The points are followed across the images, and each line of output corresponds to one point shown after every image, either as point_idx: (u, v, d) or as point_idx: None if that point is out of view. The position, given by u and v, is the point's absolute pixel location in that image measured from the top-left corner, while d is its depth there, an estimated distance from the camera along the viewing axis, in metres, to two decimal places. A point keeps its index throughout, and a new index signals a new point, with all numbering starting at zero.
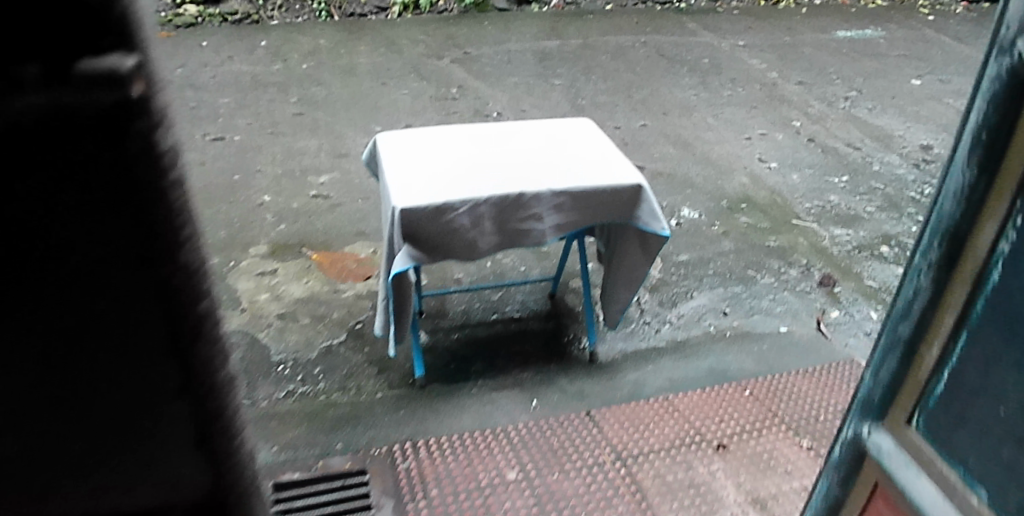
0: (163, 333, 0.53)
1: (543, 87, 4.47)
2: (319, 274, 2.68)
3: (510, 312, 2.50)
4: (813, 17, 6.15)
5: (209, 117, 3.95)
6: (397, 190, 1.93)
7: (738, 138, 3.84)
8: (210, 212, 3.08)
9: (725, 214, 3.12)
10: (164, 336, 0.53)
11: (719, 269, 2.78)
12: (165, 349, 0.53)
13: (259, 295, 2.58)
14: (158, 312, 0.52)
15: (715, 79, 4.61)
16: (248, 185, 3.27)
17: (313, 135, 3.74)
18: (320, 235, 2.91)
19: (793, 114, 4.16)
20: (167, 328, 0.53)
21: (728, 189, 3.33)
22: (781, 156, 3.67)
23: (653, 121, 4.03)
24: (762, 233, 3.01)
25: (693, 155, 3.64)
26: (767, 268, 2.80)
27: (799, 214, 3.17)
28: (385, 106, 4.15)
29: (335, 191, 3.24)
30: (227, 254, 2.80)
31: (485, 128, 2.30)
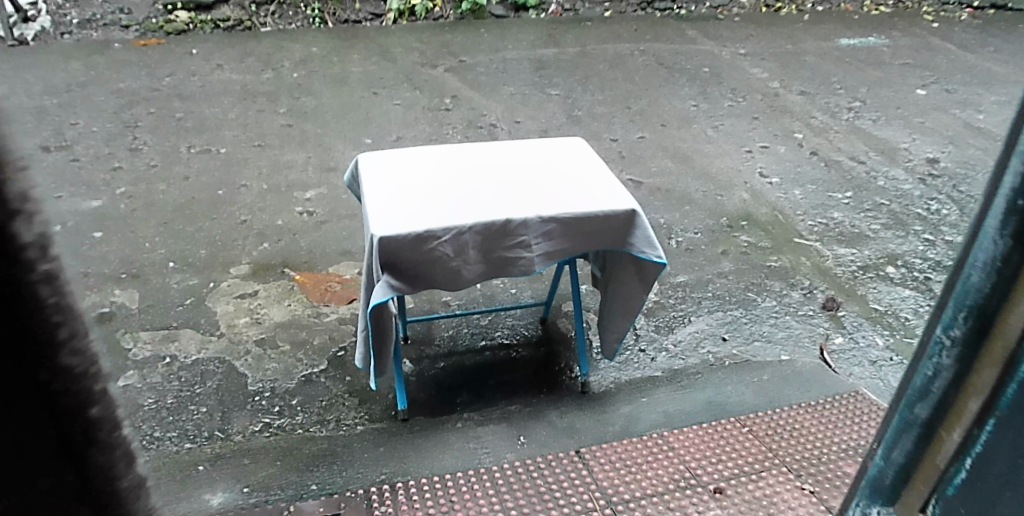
0: (52, 417, 0.53)
1: (539, 97, 4.37)
2: (301, 297, 2.58)
3: (499, 338, 2.39)
4: (816, 25, 6.04)
5: (196, 129, 3.86)
6: (376, 217, 1.83)
7: (739, 151, 3.74)
8: (192, 230, 2.98)
9: (724, 232, 3.01)
10: (54, 422, 0.53)
11: (718, 291, 2.66)
12: (59, 436, 0.54)
13: (238, 320, 2.47)
14: (42, 396, 0.52)
15: (716, 89, 4.51)
16: (232, 202, 3.18)
17: (302, 149, 3.64)
18: (304, 255, 2.81)
19: (795, 126, 4.06)
20: (54, 413, 0.53)
21: (728, 206, 3.22)
22: (782, 170, 3.56)
23: (651, 133, 3.92)
24: (763, 253, 2.90)
25: (692, 169, 3.54)
26: (767, 290, 2.69)
27: (801, 232, 3.06)
28: (377, 117, 4.04)
29: (322, 208, 3.14)
30: (207, 276, 2.70)
31: (473, 149, 2.19)
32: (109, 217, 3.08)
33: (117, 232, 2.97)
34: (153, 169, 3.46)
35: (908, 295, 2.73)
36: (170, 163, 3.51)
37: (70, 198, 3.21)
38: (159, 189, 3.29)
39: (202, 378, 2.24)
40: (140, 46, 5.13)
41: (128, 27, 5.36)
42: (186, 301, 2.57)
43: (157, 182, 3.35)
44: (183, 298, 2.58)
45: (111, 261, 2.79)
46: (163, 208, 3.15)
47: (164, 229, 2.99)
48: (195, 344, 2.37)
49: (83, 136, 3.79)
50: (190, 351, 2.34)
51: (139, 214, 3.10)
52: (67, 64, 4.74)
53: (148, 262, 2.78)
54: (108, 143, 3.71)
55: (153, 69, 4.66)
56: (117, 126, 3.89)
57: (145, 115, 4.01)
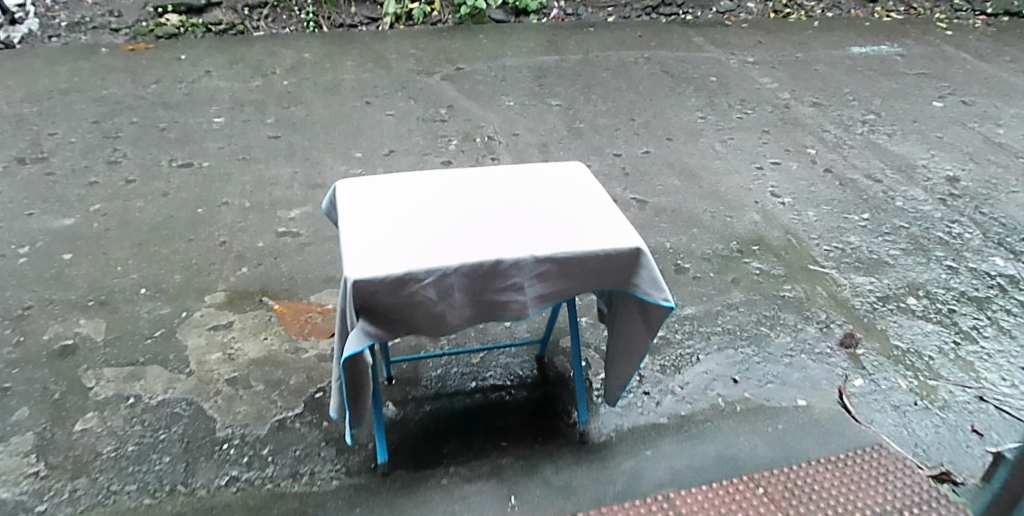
0: None
1: (538, 108, 4.18)
2: (279, 330, 2.39)
3: (491, 378, 2.20)
4: (826, 32, 5.83)
5: (179, 140, 3.67)
6: (350, 257, 1.64)
7: (749, 167, 3.54)
8: (166, 252, 2.80)
9: (735, 258, 2.82)
10: None
11: (728, 325, 2.48)
12: None
13: (210, 355, 2.29)
14: None
15: (724, 99, 4.30)
16: (212, 221, 3.00)
17: (288, 163, 3.47)
18: (284, 282, 2.63)
19: (808, 140, 3.85)
20: None
21: (737, 228, 3.03)
22: (795, 189, 3.36)
23: (656, 147, 3.73)
24: (775, 281, 2.70)
25: (699, 188, 3.34)
26: (781, 324, 2.50)
27: (816, 258, 2.87)
28: (368, 129, 3.86)
29: (306, 229, 2.95)
30: (180, 304, 2.52)
31: (461, 175, 2.00)
32: (81, 236, 2.90)
33: (88, 254, 2.79)
34: (131, 184, 3.27)
35: (931, 330, 2.55)
36: (149, 178, 3.32)
37: (41, 216, 3.03)
38: (135, 206, 3.10)
39: (167, 422, 2.06)
40: (127, 51, 4.94)
41: (117, 31, 5.17)
42: (155, 333, 2.39)
43: (134, 198, 3.16)
44: (153, 330, 2.41)
45: (79, 287, 2.61)
46: (138, 227, 2.97)
47: (137, 251, 2.81)
48: (161, 383, 2.19)
49: (61, 146, 3.60)
50: (156, 391, 2.17)
51: (113, 234, 2.91)
52: (50, 69, 4.55)
53: (118, 288, 2.60)
54: (86, 154, 3.53)
55: (139, 75, 4.48)
56: (97, 136, 3.70)
57: (127, 125, 3.83)
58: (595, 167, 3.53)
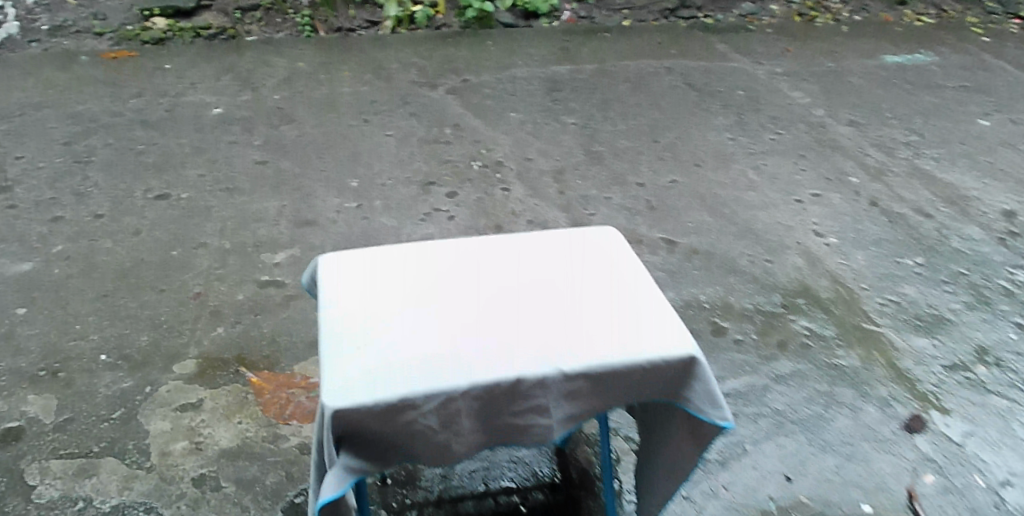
0: None
1: (551, 127, 3.81)
2: (257, 411, 2.07)
3: (502, 478, 1.87)
4: (856, 38, 5.45)
5: (156, 165, 3.32)
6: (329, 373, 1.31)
7: (786, 200, 3.16)
8: (134, 307, 2.46)
9: (778, 316, 2.45)
10: None
11: (777, 405, 2.13)
12: None
13: (174, 445, 1.97)
14: None
15: (753, 116, 3.92)
16: (187, 266, 2.65)
17: (275, 195, 3.12)
18: (265, 346, 2.30)
19: (849, 168, 3.47)
20: None
21: (778, 276, 2.66)
22: (840, 227, 2.98)
23: (682, 175, 3.37)
24: (827, 346, 2.33)
25: (734, 224, 2.98)
26: (836, 402, 2.14)
27: (869, 314, 2.49)
28: (365, 153, 3.49)
29: (292, 277, 2.62)
30: (145, 376, 2.19)
31: (470, 246, 1.66)
32: (39, 285, 2.56)
33: (46, 308, 2.45)
34: (101, 219, 2.93)
35: (1005, 407, 2.15)
36: (121, 212, 2.97)
37: None
38: (103, 247, 2.76)
39: None
40: (110, 58, 4.58)
41: (101, 35, 4.83)
42: (114, 414, 2.07)
43: (103, 237, 2.82)
44: (112, 409, 2.08)
45: (32, 351, 2.28)
46: (104, 273, 2.62)
47: (101, 305, 2.46)
48: (117, 483, 1.88)
49: (27, 173, 3.25)
50: (109, 493, 1.85)
51: (75, 282, 2.57)
52: (25, 82, 4.20)
53: (75, 353, 2.27)
54: (54, 182, 3.18)
55: (119, 89, 4.13)
56: (67, 160, 3.36)
57: (101, 147, 3.48)
58: (616, 200, 3.19)
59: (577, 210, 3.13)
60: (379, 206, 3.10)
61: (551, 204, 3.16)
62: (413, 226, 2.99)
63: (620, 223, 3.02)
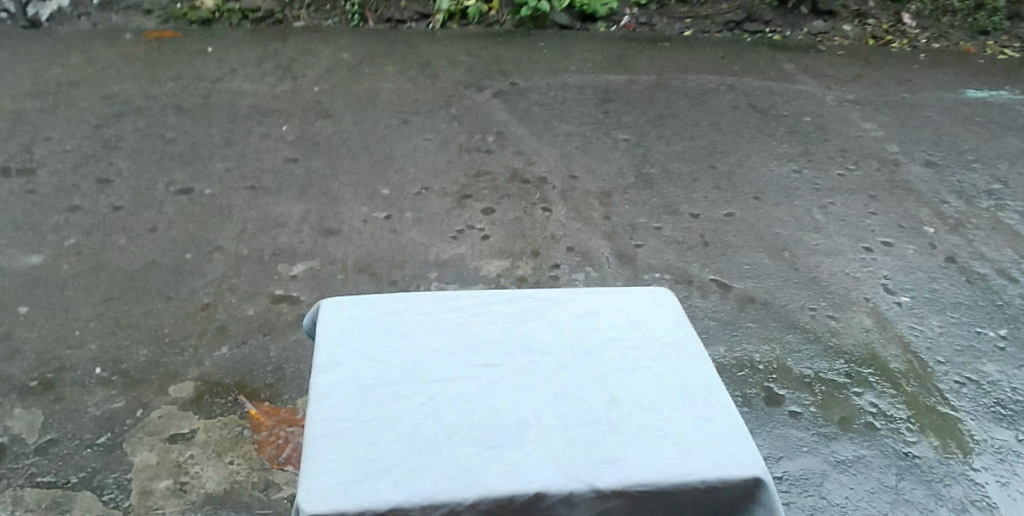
0: None
1: (602, 142, 3.52)
2: (251, 451, 1.90)
3: None
4: (934, 66, 5.06)
5: (183, 155, 3.01)
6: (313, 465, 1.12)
7: (855, 247, 2.90)
8: (136, 315, 2.26)
9: (843, 389, 2.27)
10: None
11: (843, 501, 1.97)
12: None
13: (158, 484, 1.80)
14: None
15: (821, 147, 3.60)
16: (198, 272, 2.45)
17: (301, 198, 2.87)
18: (269, 373, 2.11)
19: (925, 216, 3.15)
20: None
21: (844, 338, 2.46)
22: (913, 284, 2.74)
23: (741, 209, 3.09)
24: (896, 430, 2.17)
25: (795, 272, 2.73)
26: (903, 502, 1.98)
27: (945, 395, 2.30)
28: (399, 157, 3.24)
29: (309, 294, 2.42)
30: (138, 396, 2.01)
31: (499, 305, 1.44)
32: (43, 283, 2.35)
33: (45, 307, 2.26)
34: (118, 212, 2.67)
35: None
36: (141, 205, 2.72)
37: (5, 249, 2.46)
38: (115, 244, 2.53)
39: None
40: (153, 37, 4.43)
41: (150, 12, 4.67)
42: (99, 440, 1.89)
43: (117, 232, 2.58)
44: (98, 434, 1.90)
45: (26, 356, 2.10)
46: (112, 275, 2.40)
47: (104, 310, 2.26)
48: None
49: (52, 156, 2.96)
50: None
51: (80, 282, 2.36)
52: (65, 56, 4.07)
53: (69, 364, 2.08)
54: (77, 166, 2.90)
55: (158, 70, 3.97)
56: (94, 144, 3.05)
57: (130, 133, 3.15)
58: (666, 232, 2.93)
59: (622, 239, 2.87)
60: (409, 218, 2.86)
61: (594, 230, 2.91)
62: (442, 244, 2.74)
63: (669, 260, 2.77)
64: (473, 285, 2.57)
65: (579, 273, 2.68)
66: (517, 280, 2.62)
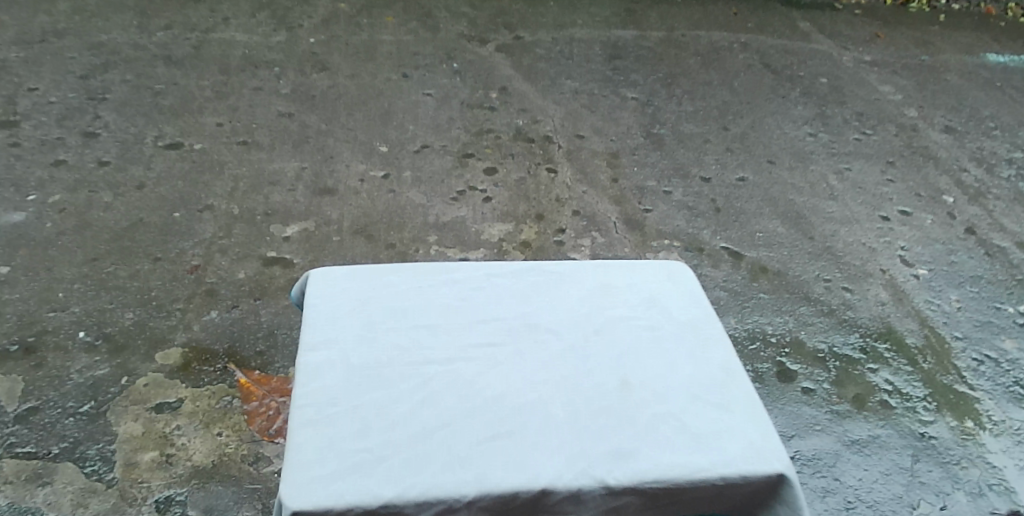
0: None
1: (610, 100, 3.38)
2: (240, 422, 1.82)
3: None
4: (954, 27, 4.88)
5: (173, 109, 2.87)
6: (296, 456, 1.04)
7: (871, 216, 2.81)
8: (122, 277, 2.16)
9: (859, 365, 2.20)
10: None
11: (859, 483, 1.91)
12: None
13: (143, 456, 1.72)
14: None
15: (837, 110, 3.47)
16: (187, 232, 2.34)
17: (296, 155, 2.74)
18: (260, 340, 2.03)
19: (944, 184, 3.04)
20: None
21: (860, 311, 2.38)
22: (931, 255, 2.66)
23: (754, 173, 2.97)
24: (912, 408, 2.11)
25: (810, 241, 2.64)
26: (919, 485, 1.94)
27: (963, 373, 2.24)
28: (399, 112, 3.09)
29: (303, 257, 2.32)
30: (123, 363, 1.92)
31: (502, 279, 1.35)
32: (25, 242, 2.24)
33: (27, 268, 2.15)
34: (104, 167, 2.55)
35: None
36: (128, 160, 2.60)
37: None
38: (101, 201, 2.42)
39: None
40: None
41: None
42: (83, 408, 1.81)
43: (103, 188, 2.46)
44: (81, 401, 1.82)
45: (6, 319, 2.00)
46: (97, 234, 2.29)
47: (88, 270, 2.16)
48: (71, 498, 1.63)
49: (36, 107, 2.81)
50: (61, 509, 1.61)
51: (65, 241, 2.25)
52: None
53: (51, 327, 1.99)
54: (62, 118, 2.76)
55: (148, 18, 3.79)
56: (79, 94, 2.89)
57: (118, 83, 2.99)
58: (676, 196, 2.81)
59: (630, 203, 2.76)
60: (409, 178, 2.73)
61: (601, 194, 2.79)
62: (443, 206, 2.63)
63: (679, 226, 2.67)
64: (474, 250, 2.47)
65: (586, 238, 2.58)
66: (521, 245, 2.52)
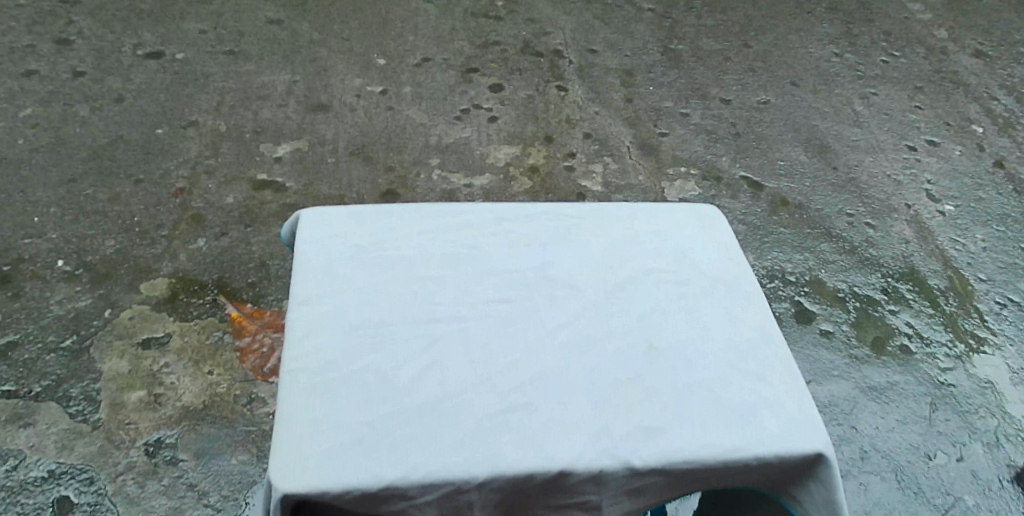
0: None
1: (624, 11, 3.14)
2: (232, 360, 1.73)
3: None
4: None
5: (154, 15, 2.66)
6: (286, 428, 0.94)
7: (897, 145, 2.67)
8: (102, 201, 2.03)
9: (880, 307, 2.15)
10: None
11: (875, 432, 1.87)
12: None
13: (129, 395, 1.64)
14: None
15: (865, 28, 3.25)
16: (172, 152, 2.19)
17: (287, 66, 2.55)
18: (251, 271, 1.91)
19: (974, 113, 2.88)
20: None
21: (882, 249, 2.30)
22: (958, 190, 2.54)
23: (775, 96, 2.80)
24: (931, 354, 2.05)
25: (833, 171, 2.52)
26: (935, 435, 1.89)
27: (985, 317, 2.17)
28: (397, 20, 2.86)
29: (296, 181, 2.18)
30: (106, 294, 1.82)
31: (515, 224, 1.22)
32: None
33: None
34: (80, 79, 2.37)
35: None
36: (105, 70, 2.41)
37: None
38: (77, 116, 2.25)
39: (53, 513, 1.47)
40: None
41: None
42: (64, 343, 1.71)
43: (79, 101, 2.30)
44: (62, 336, 1.73)
45: None
46: (75, 153, 2.14)
47: (66, 193, 2.03)
48: (55, 440, 1.56)
49: (5, 11, 2.58)
50: (46, 451, 1.54)
51: (40, 160, 2.11)
52: None
53: (28, 255, 1.87)
54: (34, 24, 2.55)
55: None
56: None
57: None
58: (693, 119, 2.65)
59: (644, 126, 2.60)
60: (409, 93, 2.55)
61: (614, 115, 2.62)
62: (445, 125, 2.46)
63: (696, 152, 2.53)
64: (479, 176, 2.32)
65: (597, 164, 2.43)
66: (528, 170, 2.37)
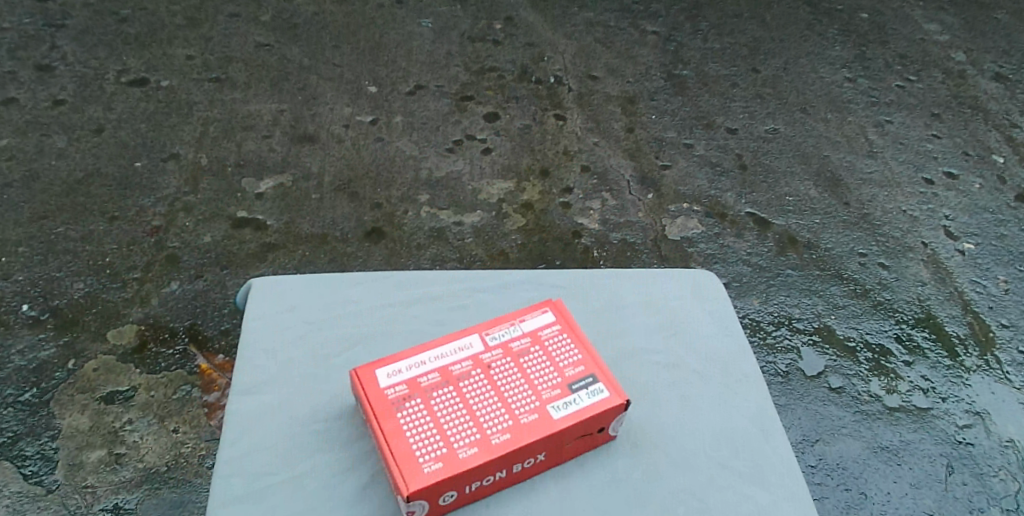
0: None
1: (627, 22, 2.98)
2: (198, 416, 1.69)
3: None
4: None
5: (139, 38, 2.54)
6: None
7: (913, 178, 2.54)
8: (74, 239, 1.96)
9: (895, 358, 2.03)
10: None
11: (889, 496, 1.77)
12: None
13: (87, 455, 1.61)
14: None
15: (882, 46, 3.08)
16: (151, 186, 2.11)
17: (273, 94, 2.44)
18: (226, 317, 1.85)
19: (994, 141, 2.75)
20: None
21: (897, 293, 2.18)
22: (979, 227, 2.41)
23: (785, 125, 2.67)
24: (948, 410, 1.95)
25: (845, 207, 2.40)
26: (952, 500, 1.79)
27: (1007, 369, 2.05)
28: (391, 44, 2.69)
29: (278, 218, 2.09)
30: (71, 342, 1.78)
31: (489, 294, 1.17)
32: None
33: None
34: (60, 108, 2.29)
35: None
36: (86, 98, 2.33)
37: None
38: (54, 147, 2.17)
39: None
40: None
41: None
42: (23, 397, 1.69)
43: (57, 131, 2.22)
44: (21, 388, 1.70)
45: None
46: (48, 190, 2.06)
47: (37, 232, 1.96)
48: (8, 504, 1.55)
49: None
50: None
51: (12, 198, 2.03)
52: None
53: None
54: (15, 49, 2.46)
55: None
56: (36, 19, 2.56)
57: (80, 7, 2.62)
58: (698, 150, 2.53)
59: (646, 158, 2.48)
60: (400, 123, 2.44)
61: (615, 146, 2.50)
62: (437, 158, 2.36)
63: (699, 187, 2.41)
64: (471, 212, 2.22)
65: (595, 199, 2.32)
66: (522, 206, 2.27)
